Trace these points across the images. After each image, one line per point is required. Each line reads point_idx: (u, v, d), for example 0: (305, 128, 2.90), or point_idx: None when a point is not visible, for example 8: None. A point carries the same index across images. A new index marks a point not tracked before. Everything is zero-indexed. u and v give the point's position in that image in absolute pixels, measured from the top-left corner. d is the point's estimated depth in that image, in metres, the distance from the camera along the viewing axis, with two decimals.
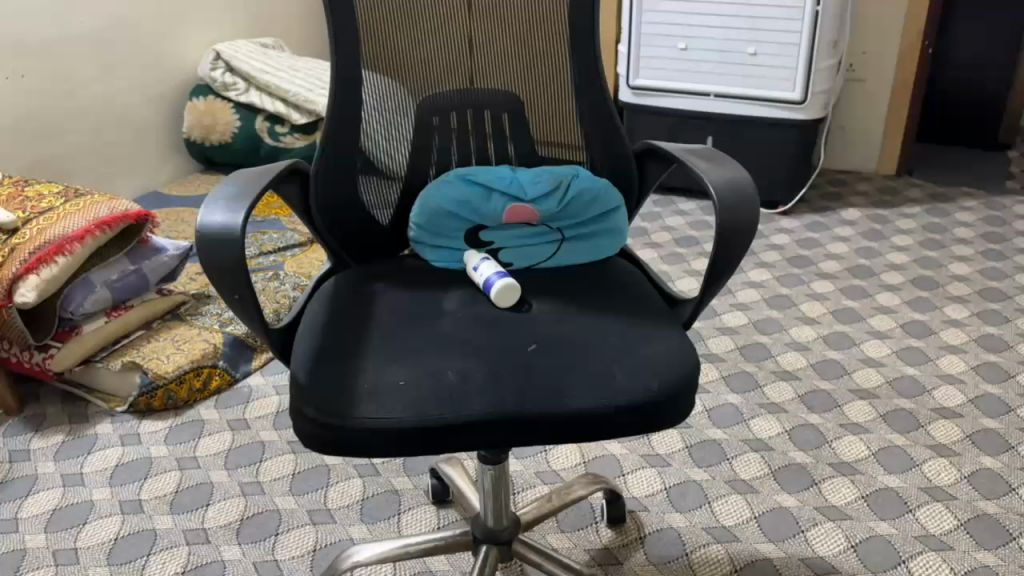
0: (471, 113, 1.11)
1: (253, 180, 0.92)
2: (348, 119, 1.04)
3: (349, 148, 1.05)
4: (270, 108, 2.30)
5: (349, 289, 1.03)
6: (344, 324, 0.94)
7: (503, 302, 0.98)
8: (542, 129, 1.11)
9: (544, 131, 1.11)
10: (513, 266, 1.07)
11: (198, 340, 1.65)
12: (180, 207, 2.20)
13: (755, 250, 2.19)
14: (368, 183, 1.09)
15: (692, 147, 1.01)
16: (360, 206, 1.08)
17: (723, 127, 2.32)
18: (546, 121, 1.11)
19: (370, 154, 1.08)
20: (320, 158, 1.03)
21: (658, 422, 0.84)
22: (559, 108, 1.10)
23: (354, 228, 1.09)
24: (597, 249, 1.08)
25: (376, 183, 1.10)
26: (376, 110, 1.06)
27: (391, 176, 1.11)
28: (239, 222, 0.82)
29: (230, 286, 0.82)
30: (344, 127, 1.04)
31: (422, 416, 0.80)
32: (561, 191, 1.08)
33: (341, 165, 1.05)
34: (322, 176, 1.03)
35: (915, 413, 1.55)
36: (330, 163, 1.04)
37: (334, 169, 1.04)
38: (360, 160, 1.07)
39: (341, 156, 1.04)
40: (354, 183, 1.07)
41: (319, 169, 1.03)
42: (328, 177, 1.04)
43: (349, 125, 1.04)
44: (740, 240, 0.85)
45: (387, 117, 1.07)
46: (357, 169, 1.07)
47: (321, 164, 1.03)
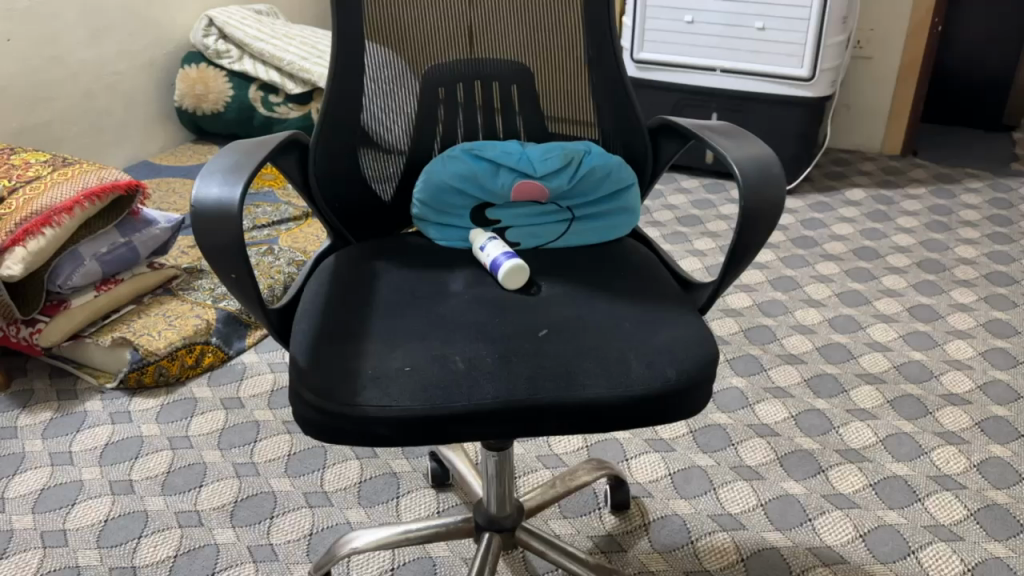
0: (479, 86, 1.06)
1: (247, 154, 0.86)
2: (348, 91, 0.99)
3: (348, 122, 1.00)
4: (263, 77, 2.24)
5: (350, 268, 0.99)
6: (347, 305, 0.90)
7: (511, 284, 0.94)
8: (553, 103, 1.07)
9: (555, 105, 1.07)
10: (520, 246, 1.03)
11: (190, 316, 1.61)
12: (171, 177, 2.14)
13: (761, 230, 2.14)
14: (368, 159, 1.04)
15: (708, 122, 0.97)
16: (359, 182, 1.04)
17: (728, 104, 2.27)
18: (558, 96, 1.06)
19: (371, 128, 1.03)
20: (319, 131, 0.98)
21: (677, 413, 0.79)
22: (572, 82, 1.05)
23: (354, 205, 1.05)
24: (608, 229, 1.04)
25: (377, 160, 1.05)
26: (378, 83, 1.01)
27: (393, 152, 1.06)
28: (236, 198, 0.78)
29: (227, 265, 0.77)
30: (345, 99, 0.99)
31: (428, 403, 0.75)
32: (573, 168, 1.02)
33: (341, 139, 1.00)
34: (321, 150, 0.99)
35: (923, 400, 1.52)
36: (329, 137, 0.99)
37: (333, 143, 1.00)
38: (361, 134, 1.02)
39: (340, 129, 1.00)
40: (353, 159, 1.02)
41: (318, 143, 0.98)
42: (327, 152, 0.99)
43: (349, 97, 0.99)
44: (765, 223, 0.81)
45: (389, 90, 1.02)
46: (357, 144, 1.02)
47: (320, 138, 0.98)
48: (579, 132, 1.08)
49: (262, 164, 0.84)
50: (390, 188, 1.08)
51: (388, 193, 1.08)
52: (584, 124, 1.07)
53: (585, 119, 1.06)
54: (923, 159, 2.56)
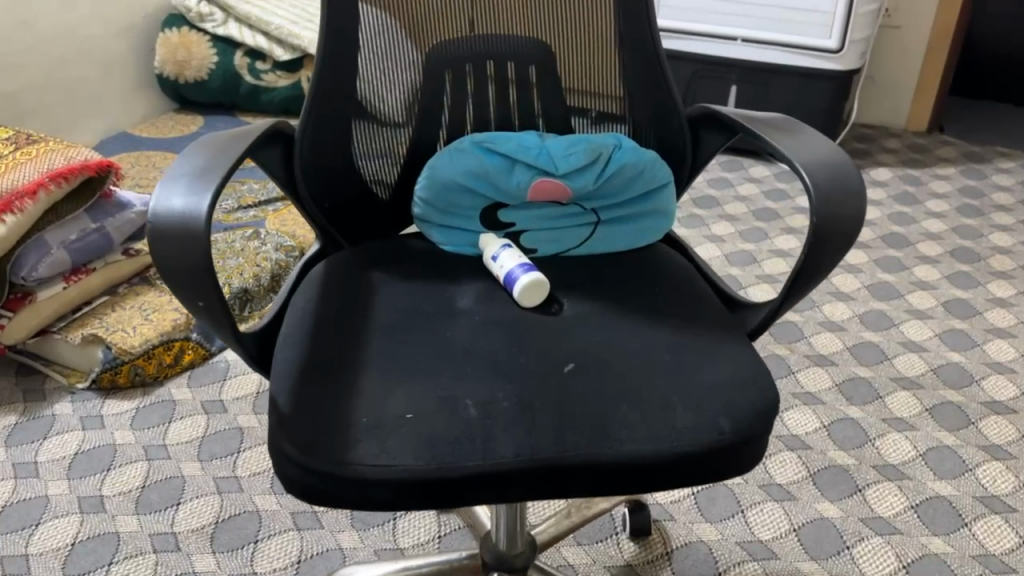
0: (490, 66, 0.91)
1: (218, 151, 0.72)
2: (338, 71, 0.85)
3: (339, 108, 0.86)
4: (250, 42, 2.11)
5: (342, 279, 0.85)
6: (338, 330, 0.77)
7: (527, 301, 0.82)
8: (576, 79, 0.91)
9: (578, 80, 0.91)
10: (536, 252, 0.90)
11: (168, 309, 1.47)
12: (151, 151, 2.00)
13: (783, 213, 2.00)
14: (360, 151, 0.90)
15: (760, 115, 0.83)
16: (350, 177, 0.90)
17: (749, 75, 2.10)
18: (582, 64, 0.91)
19: (366, 114, 0.89)
20: (306, 119, 0.84)
21: (729, 469, 0.67)
22: (599, 59, 0.90)
23: (347, 205, 0.91)
24: (637, 235, 0.91)
25: (372, 151, 0.91)
26: (374, 61, 0.87)
27: (391, 142, 0.91)
28: (204, 210, 0.64)
29: (192, 291, 0.64)
30: (335, 81, 0.85)
31: (435, 461, 0.63)
32: (600, 165, 0.88)
33: (331, 127, 0.86)
34: (307, 141, 0.85)
35: (964, 407, 1.40)
36: (318, 125, 0.85)
37: (322, 132, 0.86)
38: (353, 120, 0.88)
39: (329, 116, 0.86)
40: (345, 150, 0.88)
41: (304, 133, 0.84)
42: (314, 143, 0.85)
43: (340, 77, 0.85)
44: (837, 244, 0.68)
45: (385, 69, 0.88)
46: (349, 133, 0.88)
47: (306, 127, 0.84)
48: (602, 110, 0.92)
49: (238, 164, 0.70)
50: (388, 184, 0.94)
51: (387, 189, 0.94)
52: (609, 100, 0.91)
53: (609, 94, 0.91)
54: (951, 136, 2.41)
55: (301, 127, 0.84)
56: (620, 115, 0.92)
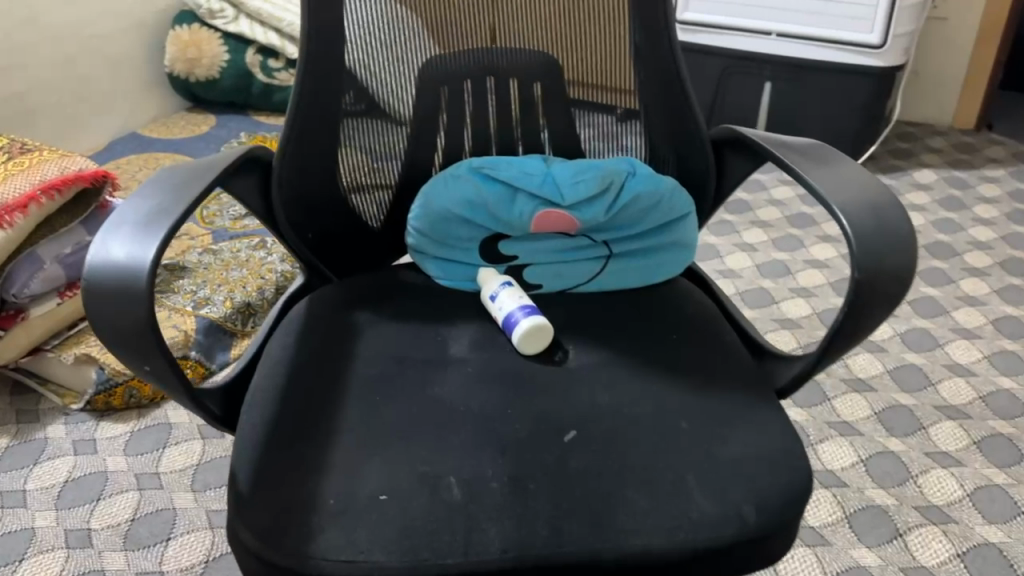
0: (491, 83, 0.81)
1: (177, 189, 0.64)
2: (323, 83, 0.75)
3: (324, 125, 0.77)
4: (262, 40, 2.03)
5: (324, 321, 0.77)
6: (312, 387, 0.69)
7: (528, 348, 0.74)
8: (587, 89, 0.81)
9: (589, 91, 0.81)
10: (541, 288, 0.82)
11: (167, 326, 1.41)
12: (160, 152, 1.92)
13: (819, 220, 1.88)
14: (352, 164, 0.81)
15: (790, 141, 0.73)
16: (339, 200, 0.81)
17: (785, 71, 1.97)
18: (593, 64, 0.80)
19: (358, 123, 0.79)
20: (285, 139, 0.75)
21: (755, 563, 0.58)
22: (613, 71, 0.79)
23: (335, 232, 0.83)
24: (653, 270, 0.81)
25: (368, 161, 0.81)
26: (368, 64, 0.77)
27: (390, 148, 0.82)
28: (147, 264, 0.56)
29: (137, 355, 0.57)
30: (320, 93, 0.75)
31: (408, 558, 0.54)
32: (612, 195, 0.78)
33: (316, 145, 0.77)
34: (287, 163, 0.76)
35: (1017, 442, 1.29)
36: (300, 144, 0.76)
37: (305, 151, 0.77)
38: (342, 133, 0.79)
39: (314, 133, 0.76)
40: (331, 170, 0.80)
41: (283, 155, 0.75)
42: (296, 164, 0.77)
43: (326, 89, 0.75)
44: (882, 302, 0.58)
45: (384, 72, 0.77)
46: (337, 150, 0.79)
47: (285, 148, 0.75)
48: (627, 106, 0.80)
49: (197, 202, 0.62)
50: (389, 196, 0.85)
51: (385, 206, 0.85)
52: (624, 94, 0.80)
53: (624, 89, 0.79)
54: (1001, 134, 2.27)
55: (281, 148, 0.75)
56: (636, 110, 0.80)
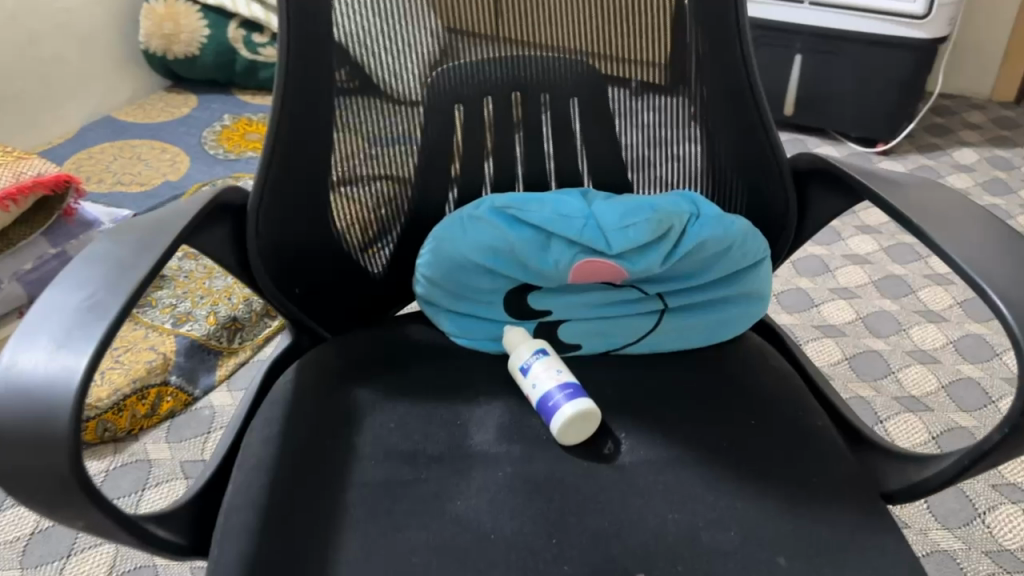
0: (518, 101, 0.66)
1: (112, 278, 0.49)
2: (313, 90, 0.59)
3: (315, 125, 0.60)
4: (245, 13, 1.75)
5: (317, 401, 0.63)
6: (305, 510, 0.55)
7: (569, 437, 0.59)
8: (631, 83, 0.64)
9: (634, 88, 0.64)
10: (580, 349, 0.67)
11: (143, 350, 1.25)
12: (135, 136, 1.70)
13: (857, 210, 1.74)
14: (349, 154, 0.64)
15: (902, 178, 0.60)
16: (331, 201, 0.65)
17: (819, 43, 1.72)
18: (638, 51, 0.63)
19: (358, 104, 0.62)
20: (271, 139, 0.59)
21: None
22: (667, 78, 0.63)
23: (330, 271, 0.68)
24: (716, 328, 0.67)
25: (369, 147, 0.64)
26: (365, 36, 0.59)
27: (398, 134, 0.64)
28: (73, 394, 0.42)
29: (66, 513, 0.43)
30: (311, 76, 0.59)
31: None
32: (671, 242, 0.63)
33: (303, 168, 0.62)
34: (276, 171, 0.60)
35: None
36: (289, 143, 0.60)
37: (294, 155, 0.60)
38: (336, 121, 0.62)
39: (305, 127, 0.60)
40: (324, 176, 0.63)
41: (268, 160, 0.59)
42: (282, 174, 0.60)
43: (313, 105, 0.60)
44: None
45: (387, 44, 0.60)
46: (330, 150, 0.62)
47: (271, 149, 0.59)
48: (643, 78, 0.64)
49: (135, 300, 0.47)
50: (400, 209, 0.69)
51: (391, 249, 0.71)
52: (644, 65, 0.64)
53: (679, 89, 0.64)
54: None
55: (265, 152, 0.59)
56: (666, 86, 0.64)
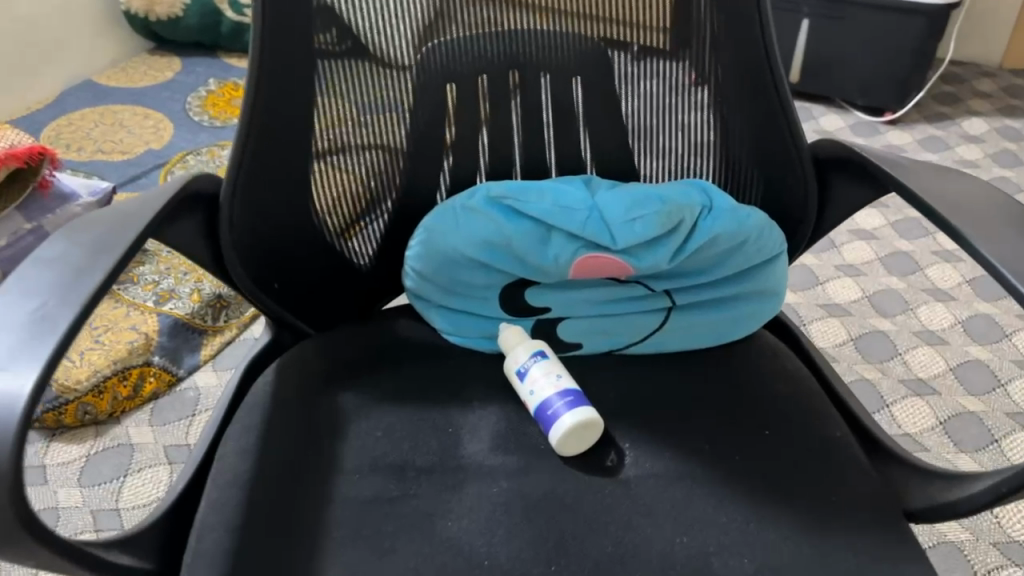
0: (515, 80, 0.60)
1: (64, 286, 0.44)
2: (292, 61, 0.54)
3: (295, 97, 0.55)
4: None
5: (297, 406, 0.58)
6: (283, 531, 0.51)
7: (568, 449, 0.55)
8: (641, 59, 0.59)
9: (643, 62, 0.59)
10: (580, 350, 0.63)
11: (124, 330, 1.17)
12: (117, 101, 1.63)
13: None
14: (334, 122, 0.58)
15: (922, 168, 0.56)
16: (314, 167, 0.59)
17: (827, 8, 1.64)
18: (650, 20, 0.57)
19: (345, 67, 0.56)
20: (248, 105, 0.53)
21: None
22: (678, 48, 0.58)
23: (314, 260, 0.63)
24: (727, 327, 0.62)
25: (356, 111, 0.58)
26: None
27: (384, 113, 0.59)
28: (15, 424, 0.37)
29: (12, 554, 0.39)
30: (290, 39, 0.53)
31: None
32: (680, 237, 0.58)
33: (281, 150, 0.56)
34: (252, 148, 0.55)
35: None
36: (268, 111, 0.54)
37: (272, 133, 0.55)
38: (316, 84, 0.56)
39: (286, 94, 0.54)
40: (304, 159, 0.58)
41: (246, 127, 0.54)
42: (260, 148, 0.55)
43: (292, 78, 0.54)
44: None
45: (372, 3, 0.55)
46: (311, 130, 0.57)
47: (249, 116, 0.53)
48: (645, 44, 0.58)
49: (87, 313, 0.43)
50: (391, 195, 0.64)
51: (377, 240, 0.65)
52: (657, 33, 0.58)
53: (693, 64, 0.58)
54: None
55: (243, 121, 0.53)
56: (670, 53, 0.58)
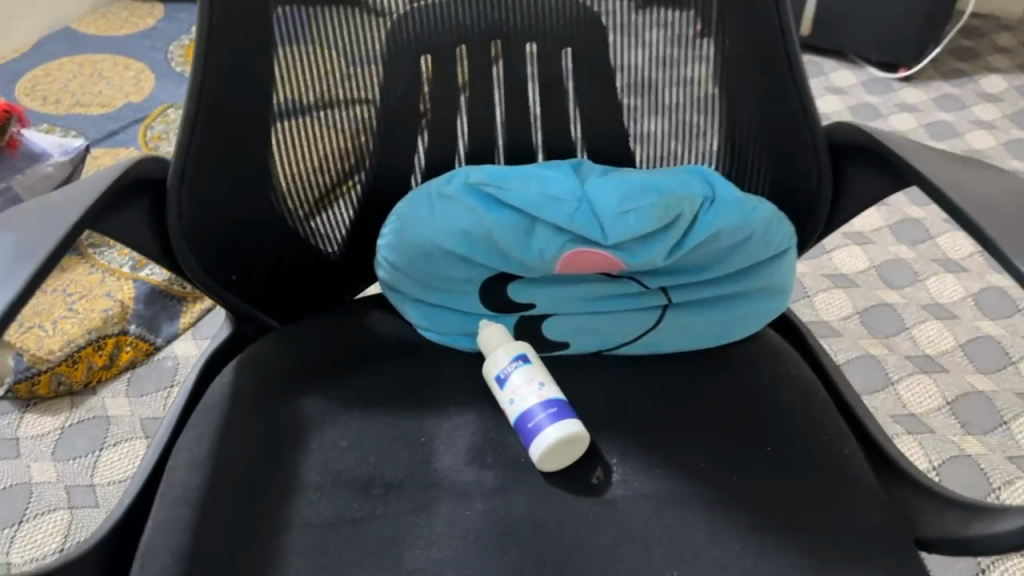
0: (497, 50, 0.54)
1: None
2: (247, 27, 0.47)
3: (251, 69, 0.49)
4: None
5: (256, 412, 0.53)
6: (236, 560, 0.46)
7: (551, 464, 0.51)
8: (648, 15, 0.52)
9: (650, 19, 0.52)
10: (568, 348, 0.58)
11: (99, 297, 1.07)
12: (94, 50, 1.54)
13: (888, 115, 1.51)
14: (296, 83, 0.51)
15: (955, 161, 0.49)
16: (274, 140, 0.53)
17: None
18: None
19: (312, 26, 0.50)
20: (201, 71, 0.47)
21: None
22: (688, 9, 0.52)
23: (275, 248, 0.57)
24: (727, 327, 0.57)
25: (327, 65, 0.51)
26: None
27: (355, 75, 0.53)
28: None
29: None
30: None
31: None
32: (678, 231, 0.53)
33: (236, 128, 0.50)
34: (202, 129, 0.49)
35: None
36: (221, 83, 0.48)
37: (225, 111, 0.49)
38: (275, 47, 0.49)
39: (242, 61, 0.48)
40: (263, 130, 0.52)
41: (198, 98, 0.48)
42: (213, 124, 0.49)
43: (248, 48, 0.48)
44: None
45: None
46: (272, 103, 0.51)
47: (201, 85, 0.47)
48: None
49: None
50: (360, 175, 0.58)
51: (346, 225, 0.60)
52: None
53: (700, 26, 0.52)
54: None
55: (194, 88, 0.47)
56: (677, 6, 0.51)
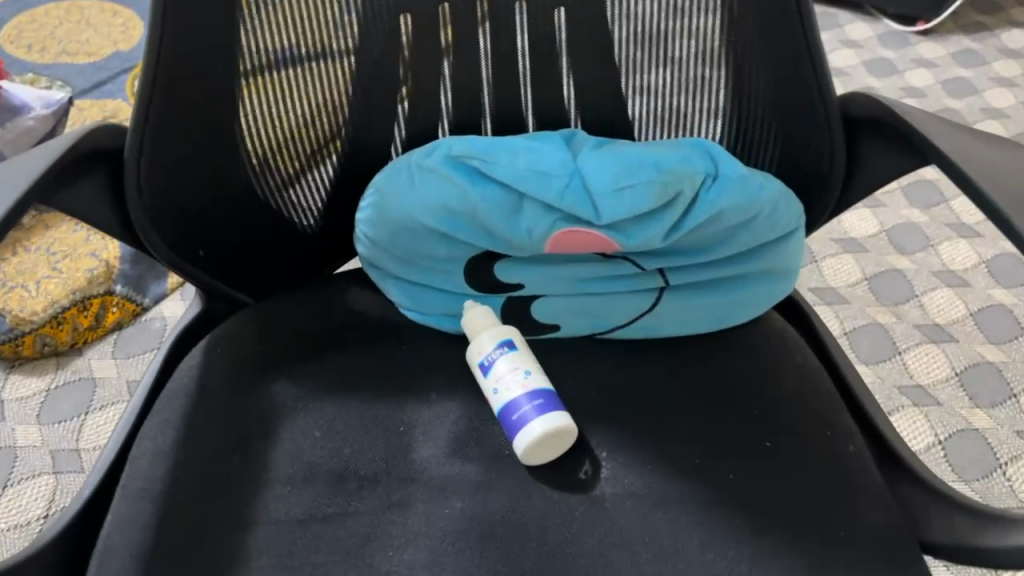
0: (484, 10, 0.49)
1: None
2: None
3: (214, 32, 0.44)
4: None
5: (225, 397, 0.50)
6: (200, 559, 0.44)
7: (536, 458, 0.47)
8: None
9: None
10: (557, 331, 0.54)
11: (84, 254, 0.99)
12: None
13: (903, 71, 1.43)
14: (267, 49, 0.47)
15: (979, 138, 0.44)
16: (241, 107, 0.49)
17: None
18: None
19: None
20: (157, 31, 0.43)
21: None
22: None
23: (245, 222, 0.53)
24: (727, 311, 0.54)
25: (305, 22, 0.48)
26: None
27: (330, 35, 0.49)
28: None
29: None
30: None
31: None
32: (678, 210, 0.49)
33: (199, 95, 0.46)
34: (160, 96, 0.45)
35: None
36: (182, 48, 0.44)
37: (186, 78, 0.45)
38: (240, 4, 0.45)
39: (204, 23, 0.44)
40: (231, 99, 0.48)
41: (156, 61, 0.44)
42: (173, 91, 0.45)
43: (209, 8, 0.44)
44: None
45: None
46: (238, 66, 0.47)
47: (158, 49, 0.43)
48: None
49: None
50: (336, 143, 0.54)
51: (322, 195, 0.56)
52: None
53: None
54: None
55: (151, 49, 0.43)
56: None
